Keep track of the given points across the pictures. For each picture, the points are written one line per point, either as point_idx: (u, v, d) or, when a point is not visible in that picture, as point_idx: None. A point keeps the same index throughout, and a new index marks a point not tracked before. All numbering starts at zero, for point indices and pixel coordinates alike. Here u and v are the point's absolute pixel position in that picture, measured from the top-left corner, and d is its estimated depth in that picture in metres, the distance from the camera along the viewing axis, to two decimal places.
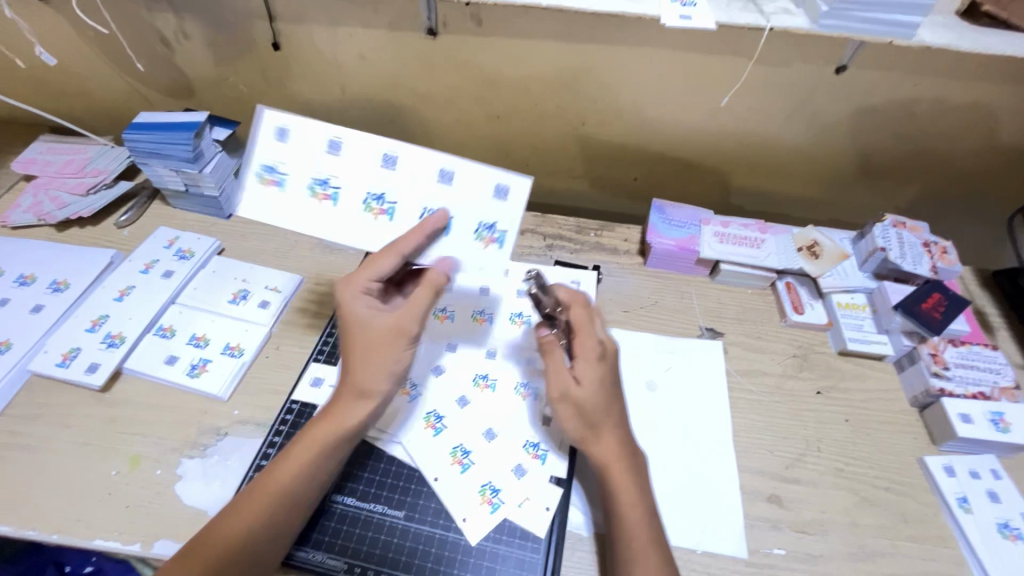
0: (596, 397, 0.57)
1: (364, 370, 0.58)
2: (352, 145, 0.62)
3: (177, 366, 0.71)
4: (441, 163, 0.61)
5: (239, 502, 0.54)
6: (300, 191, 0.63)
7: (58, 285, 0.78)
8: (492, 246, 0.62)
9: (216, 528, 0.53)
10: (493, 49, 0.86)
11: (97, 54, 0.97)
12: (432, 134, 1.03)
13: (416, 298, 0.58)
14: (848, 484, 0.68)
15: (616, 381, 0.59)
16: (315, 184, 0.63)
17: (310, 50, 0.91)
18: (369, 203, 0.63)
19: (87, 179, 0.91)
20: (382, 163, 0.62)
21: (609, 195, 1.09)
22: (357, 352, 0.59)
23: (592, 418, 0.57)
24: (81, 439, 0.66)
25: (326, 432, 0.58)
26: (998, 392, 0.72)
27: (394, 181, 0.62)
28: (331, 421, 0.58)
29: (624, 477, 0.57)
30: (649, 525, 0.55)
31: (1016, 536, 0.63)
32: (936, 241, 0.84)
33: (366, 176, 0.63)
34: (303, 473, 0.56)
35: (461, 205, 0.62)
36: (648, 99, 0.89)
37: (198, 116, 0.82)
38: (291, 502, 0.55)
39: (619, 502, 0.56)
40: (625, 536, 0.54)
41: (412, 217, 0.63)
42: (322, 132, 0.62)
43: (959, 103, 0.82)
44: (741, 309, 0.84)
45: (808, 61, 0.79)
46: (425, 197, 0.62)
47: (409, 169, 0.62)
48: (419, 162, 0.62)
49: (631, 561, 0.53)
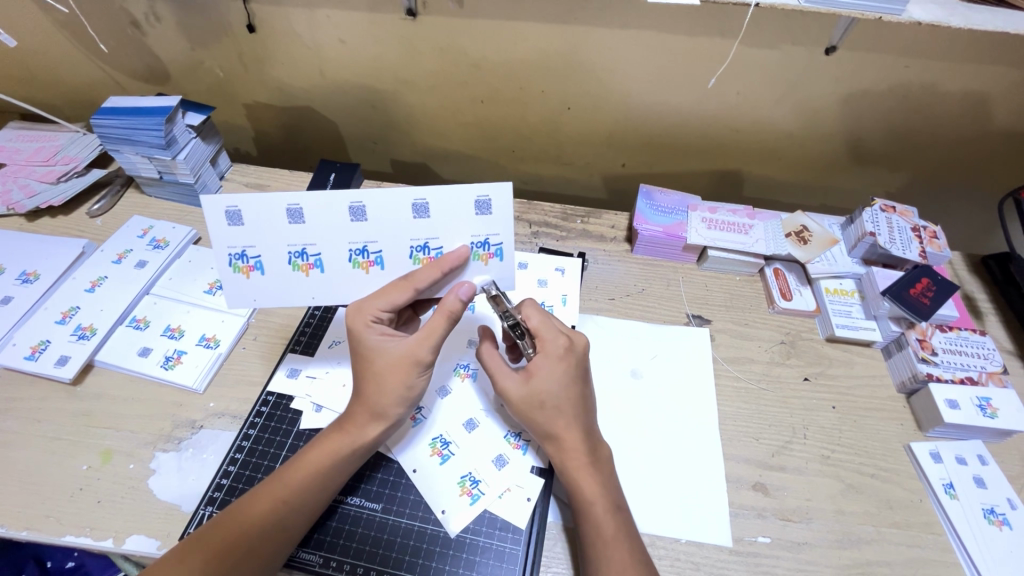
0: (552, 395, 0.56)
1: (382, 396, 0.56)
2: (312, 212, 0.55)
3: (151, 359, 0.69)
4: (410, 197, 0.55)
5: (241, 506, 0.52)
6: (282, 269, 0.58)
7: (27, 277, 0.76)
8: (492, 260, 0.60)
9: (216, 530, 0.51)
10: (474, 31, 0.83)
11: (65, 37, 0.93)
12: (416, 119, 1.01)
13: (434, 328, 0.55)
14: (834, 471, 0.67)
15: (581, 379, 0.58)
16: (294, 256, 0.58)
17: (286, 32, 0.88)
18: (356, 256, 0.58)
19: (57, 167, 0.88)
20: (352, 216, 0.56)
21: (596, 181, 1.07)
22: (371, 377, 0.56)
23: (550, 417, 0.57)
24: (50, 434, 0.64)
25: (341, 446, 0.56)
26: (985, 376, 0.71)
27: (369, 230, 0.57)
28: (347, 434, 0.56)
29: (587, 476, 0.56)
30: (616, 519, 0.54)
31: (1002, 521, 0.63)
32: (925, 226, 0.83)
33: (340, 235, 0.57)
34: (312, 482, 0.54)
35: (445, 236, 0.58)
36: (635, 83, 0.87)
37: (169, 100, 0.79)
38: (297, 511, 0.53)
39: (582, 498, 0.55)
40: (592, 531, 0.54)
41: (404, 260, 0.59)
42: (277, 205, 0.55)
43: (951, 85, 0.81)
44: (728, 296, 0.83)
45: (797, 43, 0.77)
46: (409, 234, 0.57)
47: (381, 212, 0.56)
48: (387, 204, 0.55)
49: (598, 557, 0.52)
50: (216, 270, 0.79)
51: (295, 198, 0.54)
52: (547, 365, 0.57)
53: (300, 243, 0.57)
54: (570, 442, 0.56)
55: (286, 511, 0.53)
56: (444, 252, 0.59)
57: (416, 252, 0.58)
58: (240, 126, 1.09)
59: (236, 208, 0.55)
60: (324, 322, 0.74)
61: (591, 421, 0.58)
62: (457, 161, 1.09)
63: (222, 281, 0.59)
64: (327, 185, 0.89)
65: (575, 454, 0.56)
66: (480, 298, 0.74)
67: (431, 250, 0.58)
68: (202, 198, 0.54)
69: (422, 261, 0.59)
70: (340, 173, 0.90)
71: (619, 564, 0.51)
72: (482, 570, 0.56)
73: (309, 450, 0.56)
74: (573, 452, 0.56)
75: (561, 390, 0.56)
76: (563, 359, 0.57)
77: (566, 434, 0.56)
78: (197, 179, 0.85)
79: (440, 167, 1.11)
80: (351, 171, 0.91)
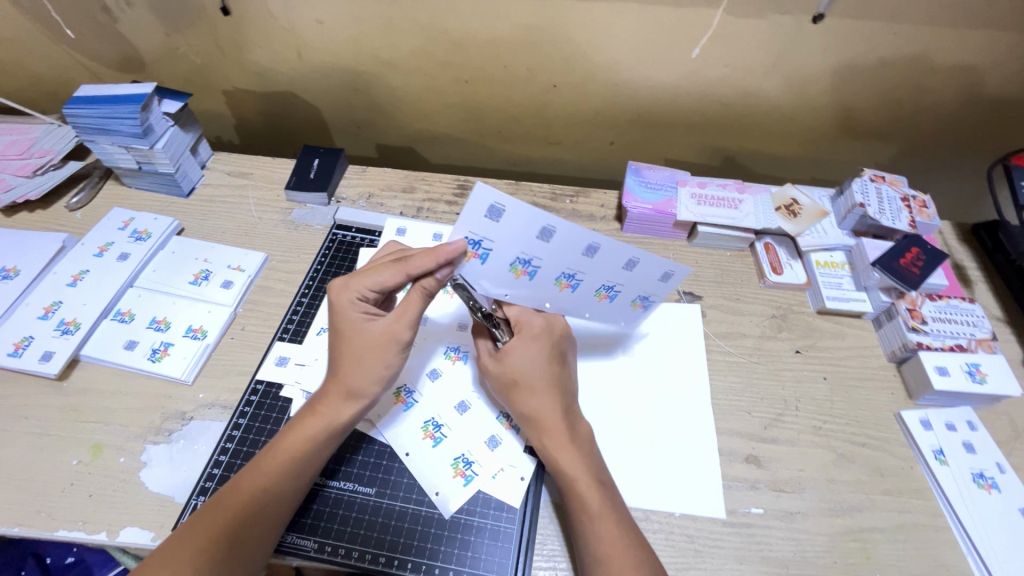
0: (531, 376, 0.58)
1: (358, 374, 0.56)
2: (562, 239, 0.52)
3: (138, 351, 0.68)
4: (632, 256, 0.55)
5: (221, 499, 0.52)
6: (500, 266, 0.54)
7: (7, 273, 0.74)
8: (639, 308, 0.63)
9: (205, 521, 0.50)
10: (456, 9, 0.81)
11: (33, 25, 0.90)
12: (400, 102, 0.99)
13: (410, 304, 0.55)
14: (825, 442, 0.67)
15: (560, 358, 0.60)
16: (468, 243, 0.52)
17: (261, 15, 0.85)
18: (559, 277, 0.56)
19: (33, 161, 0.86)
20: (585, 252, 0.54)
21: (586, 158, 1.06)
22: (343, 349, 0.57)
23: (526, 398, 0.58)
24: (39, 430, 0.63)
25: (320, 422, 0.56)
26: (975, 343, 0.71)
27: (586, 267, 0.56)
28: (325, 409, 0.57)
29: (568, 453, 0.56)
30: (600, 492, 0.54)
31: (991, 485, 0.64)
32: (915, 195, 0.83)
33: (561, 262, 0.54)
34: (293, 467, 0.54)
35: (629, 286, 0.59)
36: (621, 57, 0.85)
37: (144, 87, 0.77)
38: (275, 495, 0.53)
39: (563, 474, 0.55)
40: (580, 507, 0.54)
41: (588, 291, 0.59)
42: (536, 221, 0.50)
43: (939, 53, 0.80)
44: (719, 272, 0.83)
45: (783, 11, 0.75)
46: (607, 276, 0.57)
47: (606, 259, 0.55)
48: (616, 253, 0.54)
49: (587, 527, 0.52)
50: (200, 260, 0.77)
51: (558, 223, 0.49)
52: (525, 343, 0.59)
53: (530, 254, 0.53)
54: (549, 421, 0.57)
55: (273, 494, 0.53)
56: (620, 295, 0.61)
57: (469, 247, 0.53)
58: (221, 113, 1.07)
59: (501, 206, 0.49)
60: (312, 310, 0.74)
61: (567, 400, 0.59)
62: (443, 144, 1.07)
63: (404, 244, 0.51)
64: (311, 171, 0.88)
65: (554, 435, 0.57)
66: None
67: (531, 265, 0.54)
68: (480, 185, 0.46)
69: (597, 296, 0.60)
70: (324, 158, 0.89)
71: (607, 535, 0.51)
72: (477, 549, 0.56)
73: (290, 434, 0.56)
74: (550, 430, 0.57)
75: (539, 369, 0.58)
76: (540, 337, 0.59)
77: (545, 413, 0.57)
78: (177, 168, 0.84)
79: (427, 150, 1.09)
80: (334, 156, 0.89)
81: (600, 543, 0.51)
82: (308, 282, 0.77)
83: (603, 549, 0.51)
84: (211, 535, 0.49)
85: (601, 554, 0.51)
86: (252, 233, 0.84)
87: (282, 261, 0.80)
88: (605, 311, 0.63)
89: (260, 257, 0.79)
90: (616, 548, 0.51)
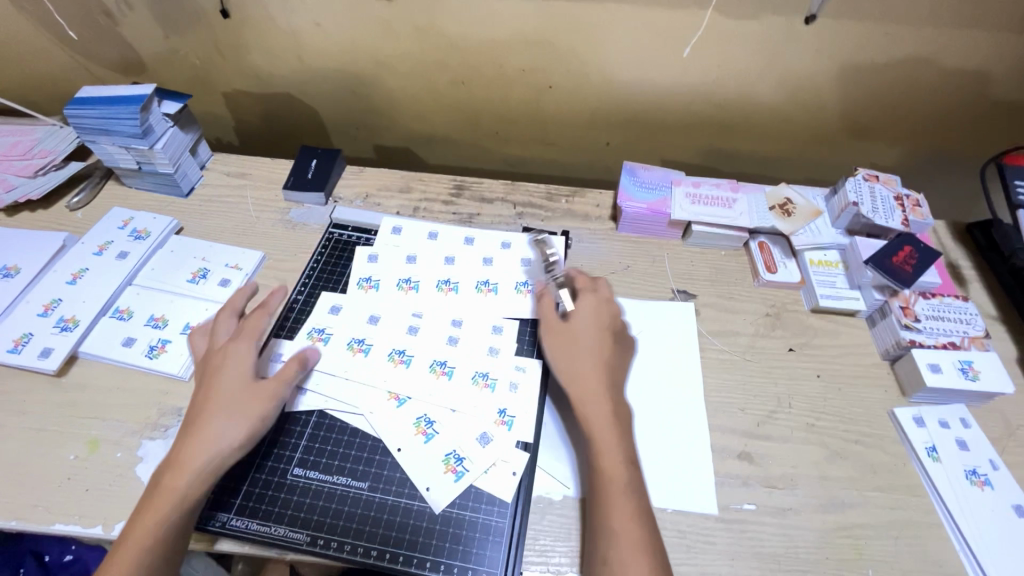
0: (587, 337, 0.64)
1: (209, 400, 0.58)
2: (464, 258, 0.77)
3: (136, 348, 0.69)
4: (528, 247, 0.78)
5: (147, 494, 0.54)
6: (430, 291, 0.73)
7: (8, 271, 0.75)
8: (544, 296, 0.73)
9: (132, 525, 0.52)
10: (452, 11, 0.82)
11: (37, 28, 0.92)
12: (397, 103, 1.00)
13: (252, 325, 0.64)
14: (818, 439, 0.68)
15: (611, 334, 0.66)
16: (400, 282, 0.74)
17: (261, 17, 0.87)
18: (479, 284, 0.74)
19: (35, 161, 0.87)
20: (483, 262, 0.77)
21: (582, 159, 1.07)
22: (200, 387, 0.60)
23: (573, 358, 0.63)
24: (37, 425, 0.64)
25: (216, 391, 0.59)
26: (967, 341, 0.71)
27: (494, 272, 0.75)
28: (217, 380, 0.60)
29: (603, 423, 0.58)
30: (628, 471, 0.56)
31: (984, 482, 0.64)
32: (909, 194, 0.83)
33: (470, 272, 0.75)
34: (158, 516, 0.52)
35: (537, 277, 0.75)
36: (615, 58, 0.86)
37: (144, 88, 0.78)
38: (193, 470, 0.54)
39: (595, 446, 0.57)
40: (604, 480, 0.55)
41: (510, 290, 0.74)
42: (461, 232, 0.80)
43: (932, 53, 0.80)
44: (713, 271, 0.83)
45: (774, 12, 0.76)
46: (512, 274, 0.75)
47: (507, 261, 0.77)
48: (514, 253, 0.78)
49: (604, 501, 0.54)
50: (198, 259, 0.78)
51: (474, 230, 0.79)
52: (586, 311, 0.67)
53: (445, 276, 0.75)
54: (593, 387, 0.61)
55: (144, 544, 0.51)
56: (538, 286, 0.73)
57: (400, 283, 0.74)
58: (221, 115, 1.08)
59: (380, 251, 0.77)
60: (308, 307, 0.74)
61: (614, 372, 0.63)
62: (441, 145, 1.08)
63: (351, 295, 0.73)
64: (309, 171, 0.89)
65: (597, 398, 0.60)
66: (464, 277, 0.75)
67: (452, 283, 0.74)
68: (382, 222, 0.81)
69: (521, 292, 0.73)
70: (322, 159, 0.90)
71: (620, 513, 0.53)
72: (469, 543, 0.56)
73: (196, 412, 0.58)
74: (589, 389, 0.61)
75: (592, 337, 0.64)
76: (599, 309, 0.67)
77: (591, 377, 0.61)
78: (177, 169, 0.85)
79: (425, 151, 1.10)
80: (332, 156, 0.90)
81: (615, 520, 0.53)
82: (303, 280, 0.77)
83: (618, 527, 0.52)
84: (141, 536, 0.51)
85: (617, 530, 0.52)
86: (251, 232, 0.84)
87: (279, 260, 0.81)
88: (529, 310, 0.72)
89: (257, 255, 0.80)
90: (630, 528, 0.52)
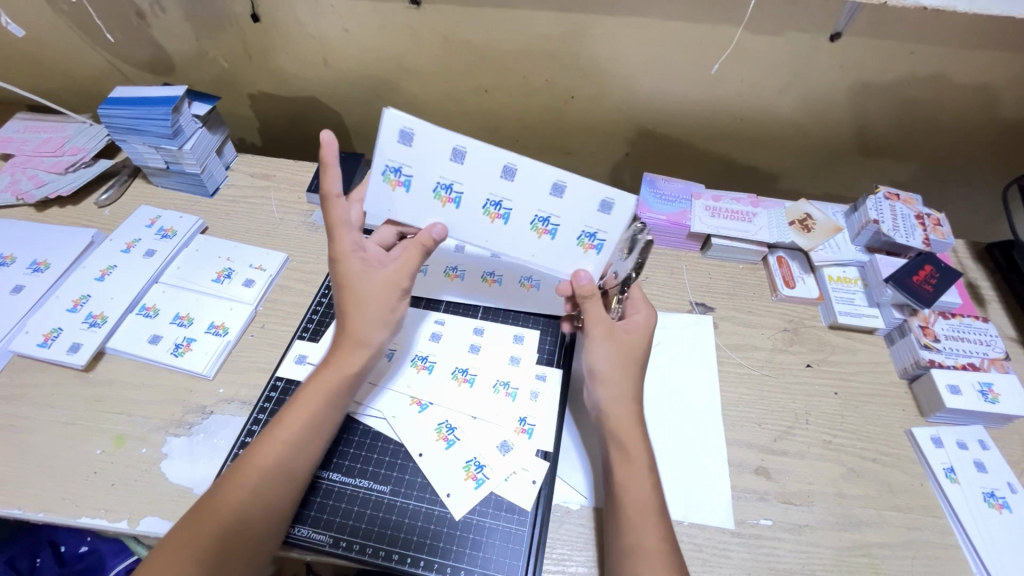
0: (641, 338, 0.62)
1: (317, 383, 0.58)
2: (526, 174, 0.56)
3: (162, 346, 0.70)
4: (599, 195, 0.56)
5: (230, 479, 0.52)
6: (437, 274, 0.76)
7: (38, 265, 0.77)
8: (534, 290, 0.75)
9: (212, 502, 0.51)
10: (479, 20, 0.83)
11: (70, 28, 0.93)
12: (420, 108, 1.01)
13: (410, 258, 0.60)
14: (835, 456, 0.68)
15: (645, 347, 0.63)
16: (440, 187, 0.57)
17: (289, 22, 0.88)
18: (523, 280, 0.76)
19: (65, 158, 0.89)
20: (551, 190, 0.56)
21: (600, 168, 1.08)
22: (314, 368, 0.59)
23: (610, 372, 0.60)
24: (65, 419, 0.65)
25: (314, 399, 0.57)
26: (987, 362, 0.71)
27: (558, 207, 0.57)
28: (320, 384, 0.58)
29: (635, 433, 0.58)
30: (654, 484, 0.55)
31: (1002, 504, 0.64)
32: (930, 213, 0.83)
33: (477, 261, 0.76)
34: (256, 498, 0.52)
35: (567, 218, 0.58)
36: (639, 70, 0.87)
37: (175, 90, 0.80)
38: (283, 480, 0.54)
39: (625, 458, 0.56)
40: (624, 496, 0.55)
41: (569, 239, 0.59)
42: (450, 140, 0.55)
43: (958, 73, 0.80)
44: (731, 284, 0.84)
45: (801, 29, 0.76)
46: (584, 221, 0.58)
47: (525, 179, 0.56)
48: (533, 176, 0.56)
49: (627, 516, 0.53)
50: (223, 259, 0.79)
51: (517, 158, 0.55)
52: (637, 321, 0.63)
53: (453, 261, 0.76)
54: (627, 398, 0.59)
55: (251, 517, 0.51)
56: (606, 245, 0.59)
57: (438, 189, 0.58)
58: (245, 116, 1.09)
59: (411, 129, 0.55)
60: (331, 311, 0.75)
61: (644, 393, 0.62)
62: None
63: (371, 185, 0.58)
64: None
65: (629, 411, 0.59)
66: (506, 270, 0.76)
67: (458, 270, 0.76)
68: (387, 107, 0.54)
69: (582, 245, 0.59)
70: (345, 162, 0.91)
71: (645, 529, 0.52)
72: (488, 549, 0.57)
73: (293, 402, 0.57)
74: (628, 405, 0.59)
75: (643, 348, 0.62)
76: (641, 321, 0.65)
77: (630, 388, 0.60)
78: (203, 169, 0.86)
79: None
80: (355, 160, 0.91)
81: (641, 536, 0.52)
82: (327, 284, 0.78)
83: (643, 542, 0.51)
84: (220, 520, 0.50)
85: (640, 546, 0.51)
86: (274, 233, 0.86)
87: (302, 261, 0.82)
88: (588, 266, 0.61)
89: (281, 257, 0.81)
90: (655, 544, 0.51)
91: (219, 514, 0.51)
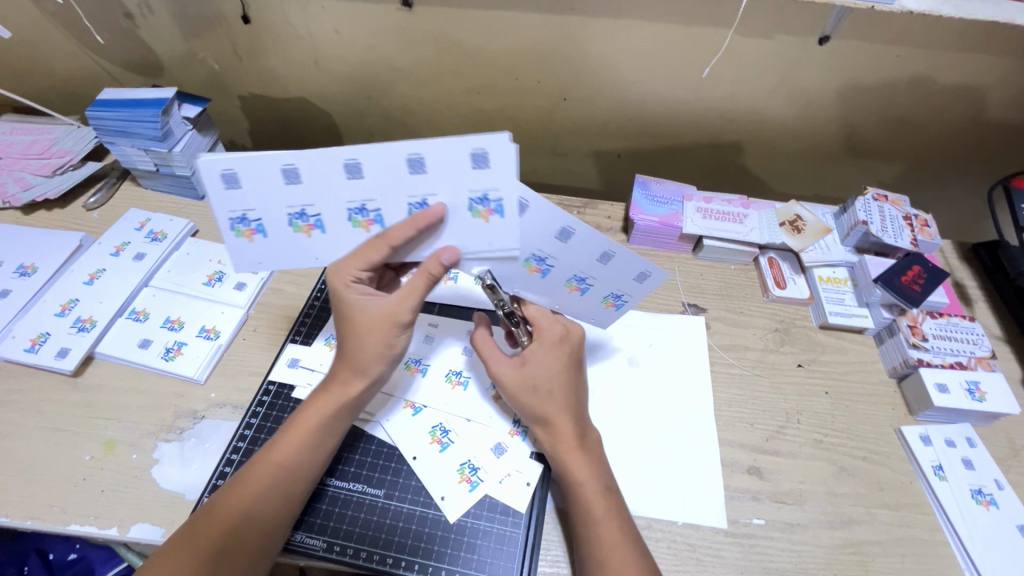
0: (546, 379, 0.58)
1: (318, 406, 0.58)
2: (435, 165, 0.49)
3: (152, 350, 0.69)
4: (470, 145, 0.48)
5: (232, 491, 0.53)
6: None
7: (26, 269, 0.76)
8: (493, 218, 0.53)
9: (217, 506, 0.52)
10: (471, 22, 0.83)
11: (57, 29, 0.92)
12: (412, 110, 1.01)
13: (414, 288, 0.55)
14: (826, 455, 0.68)
15: (574, 367, 0.60)
16: (293, 217, 0.53)
17: (280, 23, 0.88)
18: (606, 296, 0.64)
19: (52, 161, 0.87)
20: (409, 168, 0.49)
21: (593, 170, 1.08)
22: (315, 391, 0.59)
23: (537, 402, 0.58)
24: (53, 425, 0.64)
25: (314, 422, 0.57)
26: (974, 361, 0.72)
27: (425, 185, 0.51)
28: (318, 407, 0.58)
29: (574, 454, 0.57)
30: (609, 500, 0.55)
31: (989, 501, 0.65)
32: (916, 214, 0.84)
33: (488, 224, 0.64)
34: (251, 513, 0.52)
35: (505, 189, 0.50)
36: (631, 73, 0.87)
37: (165, 92, 0.79)
38: (280, 498, 0.54)
39: (574, 479, 0.56)
40: (584, 510, 0.55)
41: (560, 280, 0.61)
42: (331, 158, 0.49)
43: (942, 76, 0.81)
44: (723, 285, 0.84)
45: (790, 33, 0.77)
46: (578, 267, 0.59)
47: (438, 167, 0.49)
48: (445, 151, 0.48)
49: (590, 534, 0.53)
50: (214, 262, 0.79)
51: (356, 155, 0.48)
52: (543, 353, 0.59)
53: None
54: (562, 426, 0.57)
55: (249, 529, 0.51)
56: (628, 304, 0.65)
57: (353, 214, 0.53)
58: (235, 118, 1.09)
59: (232, 171, 0.49)
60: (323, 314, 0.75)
61: (582, 406, 0.59)
62: None
63: (227, 244, 0.55)
64: None
65: (564, 436, 0.57)
66: None
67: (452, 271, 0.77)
68: (198, 157, 0.48)
69: (480, 215, 0.52)
70: None
71: (611, 542, 0.52)
72: (482, 553, 0.57)
73: (292, 422, 0.57)
74: (562, 434, 0.57)
75: (559, 376, 0.58)
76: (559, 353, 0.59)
77: (556, 419, 0.58)
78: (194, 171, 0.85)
79: None
80: None
81: (607, 552, 0.52)
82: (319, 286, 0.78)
83: (608, 559, 0.51)
84: (218, 529, 0.50)
85: (605, 563, 0.51)
86: None
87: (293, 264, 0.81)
88: (546, 287, 0.62)
89: None
90: (620, 558, 0.51)
91: (217, 523, 0.51)
